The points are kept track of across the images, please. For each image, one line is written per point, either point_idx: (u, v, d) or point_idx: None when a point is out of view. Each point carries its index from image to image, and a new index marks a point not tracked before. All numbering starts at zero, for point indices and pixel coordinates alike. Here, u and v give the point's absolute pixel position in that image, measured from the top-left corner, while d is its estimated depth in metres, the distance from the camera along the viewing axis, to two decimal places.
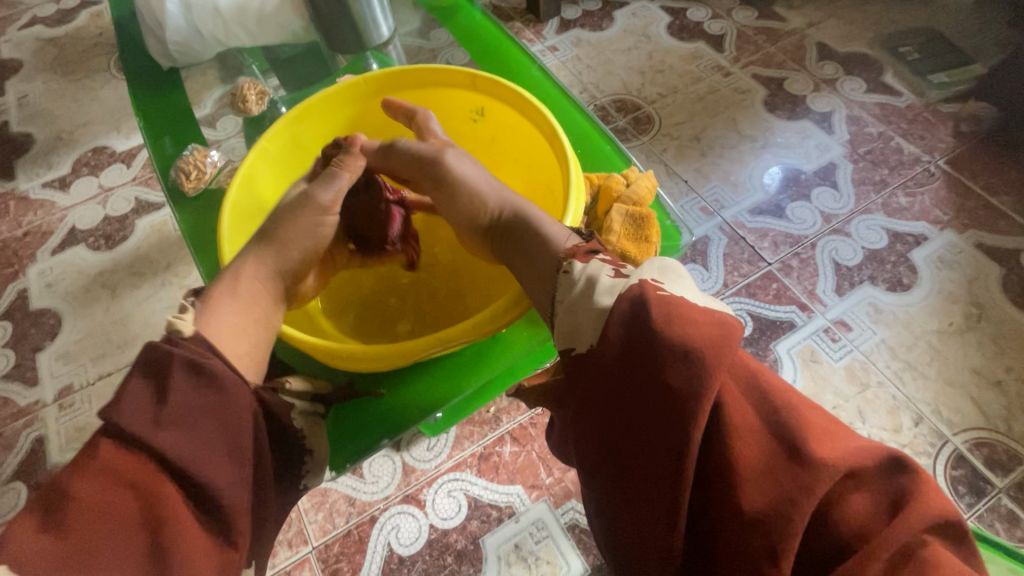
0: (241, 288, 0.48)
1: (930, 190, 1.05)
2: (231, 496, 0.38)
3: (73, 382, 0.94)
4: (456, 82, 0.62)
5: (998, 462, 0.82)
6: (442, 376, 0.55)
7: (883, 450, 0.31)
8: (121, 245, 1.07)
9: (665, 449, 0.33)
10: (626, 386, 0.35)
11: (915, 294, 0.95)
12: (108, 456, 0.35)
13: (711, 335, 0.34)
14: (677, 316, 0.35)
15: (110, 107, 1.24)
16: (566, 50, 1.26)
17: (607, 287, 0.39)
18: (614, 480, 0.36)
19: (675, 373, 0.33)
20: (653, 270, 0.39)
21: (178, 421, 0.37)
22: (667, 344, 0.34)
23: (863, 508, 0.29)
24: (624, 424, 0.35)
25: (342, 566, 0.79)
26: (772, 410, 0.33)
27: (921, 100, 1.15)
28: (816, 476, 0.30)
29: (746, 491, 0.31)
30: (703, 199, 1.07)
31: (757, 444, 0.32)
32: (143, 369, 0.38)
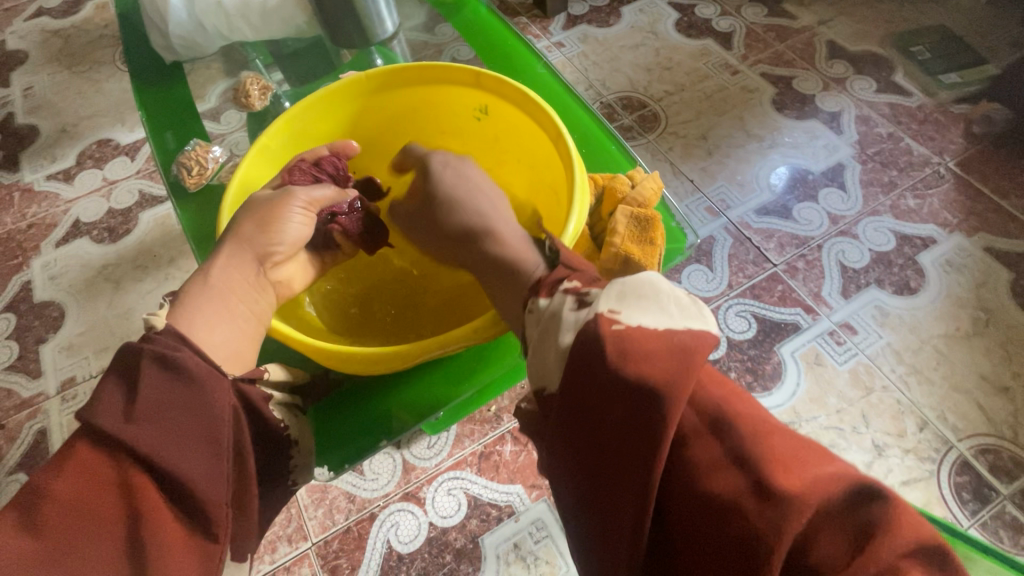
0: (217, 281, 0.48)
1: (939, 192, 1.04)
2: (208, 491, 0.37)
3: (76, 374, 0.94)
4: (460, 79, 0.61)
5: (1003, 469, 0.81)
6: (438, 377, 0.55)
7: (852, 476, 0.29)
8: (125, 238, 1.07)
9: (635, 486, 0.32)
10: (590, 421, 0.35)
11: (922, 297, 0.94)
12: (84, 455, 0.35)
13: (665, 365, 0.33)
14: (631, 349, 0.34)
15: (115, 99, 1.24)
16: (573, 46, 1.25)
17: (570, 323, 0.39)
18: (591, 512, 0.35)
19: (631, 409, 0.33)
20: (609, 300, 0.38)
21: (149, 417, 0.36)
22: (622, 379, 0.33)
23: (831, 544, 0.27)
24: (592, 459, 0.35)
25: (342, 562, 0.79)
26: (736, 442, 0.31)
27: (932, 101, 1.14)
28: (782, 514, 0.28)
29: (715, 527, 0.30)
30: (708, 199, 1.06)
31: (724, 478, 0.30)
32: (117, 369, 0.38)
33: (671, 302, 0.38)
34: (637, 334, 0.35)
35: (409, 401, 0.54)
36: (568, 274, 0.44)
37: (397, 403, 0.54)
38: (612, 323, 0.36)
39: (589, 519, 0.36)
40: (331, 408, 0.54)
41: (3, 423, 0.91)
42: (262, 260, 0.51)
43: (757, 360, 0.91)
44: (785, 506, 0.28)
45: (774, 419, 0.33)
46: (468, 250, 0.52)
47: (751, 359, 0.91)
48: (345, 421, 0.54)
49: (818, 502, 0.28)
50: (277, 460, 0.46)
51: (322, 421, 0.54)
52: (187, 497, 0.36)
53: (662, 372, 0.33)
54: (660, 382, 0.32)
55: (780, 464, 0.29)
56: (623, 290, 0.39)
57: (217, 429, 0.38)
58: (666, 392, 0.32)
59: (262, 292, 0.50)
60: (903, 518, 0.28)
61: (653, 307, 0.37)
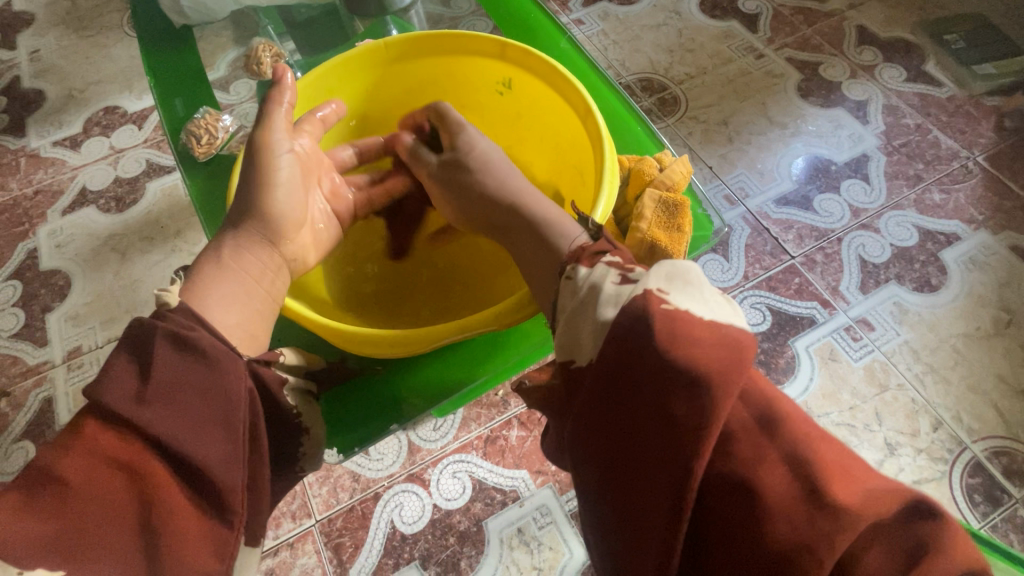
0: (228, 258, 0.46)
1: (966, 187, 1.01)
2: (224, 475, 0.35)
3: (82, 344, 0.94)
4: (484, 50, 0.58)
5: (1016, 472, 0.80)
6: (459, 360, 0.54)
7: (906, 492, 0.30)
8: (131, 208, 1.05)
9: (673, 481, 0.30)
10: (629, 409, 0.33)
11: (943, 295, 0.92)
12: (94, 435, 0.34)
13: (720, 360, 0.32)
14: (683, 334, 0.33)
15: (122, 66, 1.21)
16: (593, 24, 1.21)
17: (610, 298, 0.38)
18: (613, 501, 0.33)
19: (678, 402, 0.31)
20: (659, 279, 0.36)
21: (164, 398, 0.35)
22: (670, 364, 0.32)
23: (879, 560, 0.28)
24: (625, 446, 0.33)
25: (345, 541, 0.79)
26: (787, 443, 0.30)
27: (963, 92, 1.09)
28: (835, 523, 0.28)
29: (773, 526, 0.29)
30: (727, 187, 1.03)
31: (778, 477, 0.30)
32: (130, 347, 0.37)
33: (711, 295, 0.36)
34: (683, 317, 0.34)
35: (426, 384, 0.53)
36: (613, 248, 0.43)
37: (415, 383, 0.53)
38: (661, 302, 0.35)
39: (607, 509, 0.34)
40: (347, 391, 0.53)
41: (9, 390, 0.91)
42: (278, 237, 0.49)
43: (770, 354, 0.89)
44: (836, 515, 0.28)
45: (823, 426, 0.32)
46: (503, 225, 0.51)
47: (764, 352, 0.90)
48: (359, 404, 0.53)
49: (871, 515, 0.28)
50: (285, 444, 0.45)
51: (333, 405, 0.53)
52: (204, 481, 0.35)
53: (716, 361, 0.31)
54: (714, 373, 0.31)
55: (831, 474, 0.30)
56: (672, 273, 0.37)
57: (233, 413, 0.37)
58: (720, 384, 0.31)
59: (276, 272, 0.48)
60: (956, 537, 0.29)
61: (697, 296, 0.36)
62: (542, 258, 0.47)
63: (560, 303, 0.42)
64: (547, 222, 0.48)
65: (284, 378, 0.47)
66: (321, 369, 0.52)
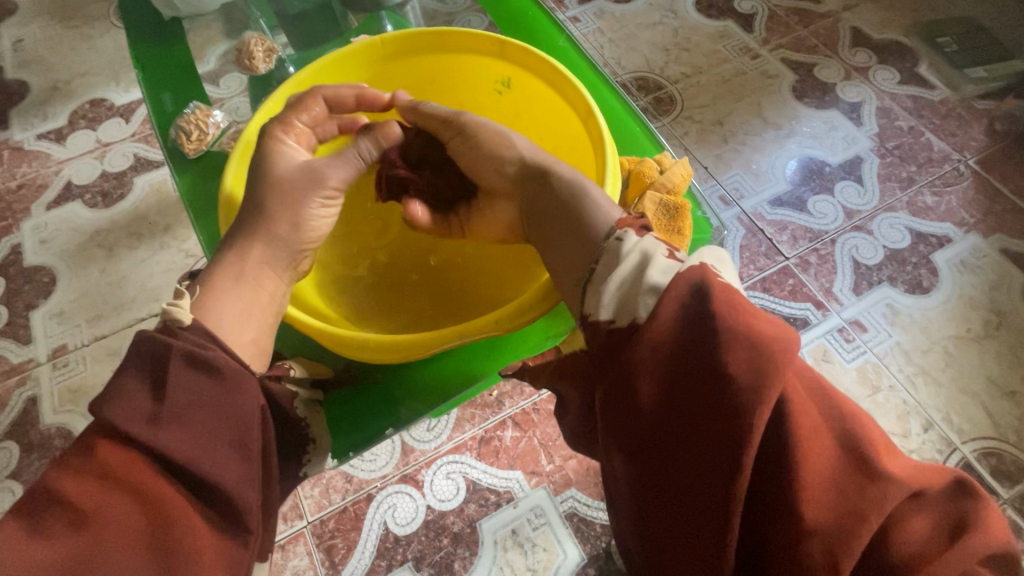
0: (247, 272, 0.45)
1: (957, 190, 1.01)
2: (242, 495, 0.35)
3: (67, 342, 0.92)
4: (483, 48, 0.58)
5: (1005, 473, 0.81)
6: (477, 350, 0.53)
7: (946, 473, 0.30)
8: (118, 204, 1.03)
9: (727, 443, 0.29)
10: (680, 372, 0.32)
11: (934, 297, 0.93)
12: (106, 457, 0.33)
13: (775, 330, 0.31)
14: (740, 305, 0.33)
15: (108, 57, 1.18)
16: (589, 21, 1.20)
17: (663, 267, 0.36)
18: (655, 468, 0.32)
19: (738, 360, 0.30)
20: (710, 257, 0.37)
21: (178, 418, 0.34)
22: (730, 328, 0.31)
23: (924, 529, 0.28)
24: (673, 409, 0.32)
25: (337, 542, 0.78)
26: (839, 415, 0.30)
27: (955, 95, 1.10)
28: (886, 493, 0.28)
29: (810, 498, 0.28)
30: (722, 187, 1.03)
31: (826, 448, 0.29)
32: (139, 362, 0.36)
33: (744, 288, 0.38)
34: (738, 292, 0.34)
35: (440, 373, 0.52)
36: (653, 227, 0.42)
37: (435, 365, 0.53)
38: (716, 275, 0.35)
39: (651, 478, 0.32)
40: (348, 392, 0.52)
41: None
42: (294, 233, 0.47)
43: None
44: (889, 483, 0.28)
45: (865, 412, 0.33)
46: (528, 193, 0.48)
47: None
48: (361, 403, 0.52)
49: (920, 488, 0.29)
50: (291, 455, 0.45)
51: (332, 404, 0.52)
52: (222, 502, 0.34)
53: (773, 329, 0.31)
54: (773, 337, 0.31)
55: (884, 447, 0.30)
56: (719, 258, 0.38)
57: (247, 432, 0.36)
58: (781, 349, 0.30)
59: (288, 284, 0.47)
60: (994, 516, 0.29)
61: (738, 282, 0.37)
62: (575, 222, 0.43)
63: (600, 264, 0.39)
64: (579, 183, 0.45)
65: (293, 390, 0.47)
66: (330, 379, 0.52)
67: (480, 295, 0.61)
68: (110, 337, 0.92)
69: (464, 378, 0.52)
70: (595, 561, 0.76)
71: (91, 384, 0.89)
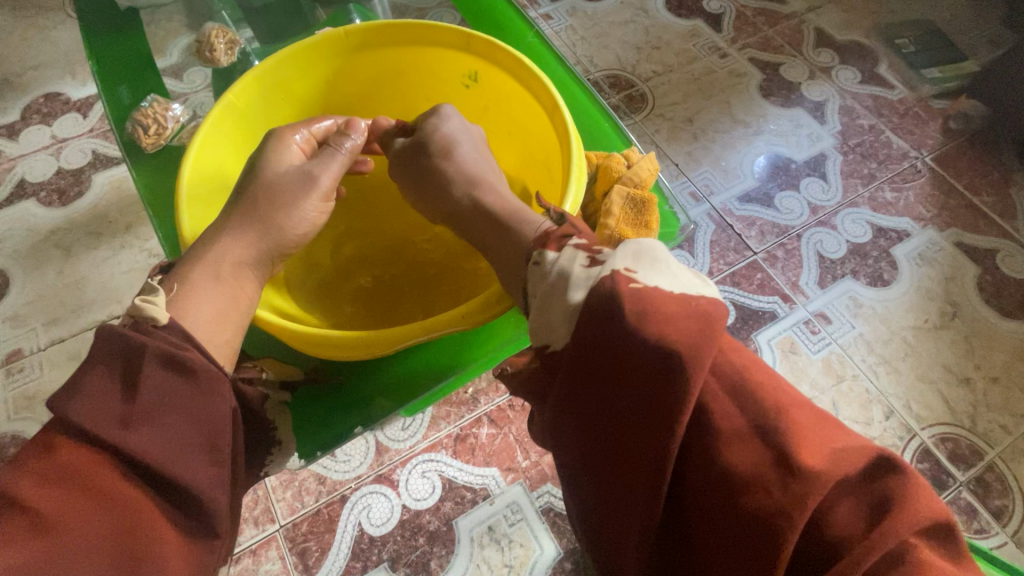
0: (228, 272, 0.43)
1: (915, 186, 1.05)
2: (214, 498, 0.34)
3: (22, 347, 0.88)
4: (449, 42, 0.57)
5: (961, 457, 0.84)
6: (441, 348, 0.53)
7: (866, 450, 0.29)
8: (75, 202, 0.99)
9: (654, 452, 0.30)
10: (604, 386, 0.32)
11: (895, 289, 0.96)
12: (69, 458, 0.30)
13: (688, 333, 0.30)
14: (655, 310, 0.31)
15: (64, 50, 1.13)
16: (561, 19, 1.21)
17: (580, 281, 0.35)
18: (600, 473, 0.33)
19: (651, 373, 0.30)
20: (625, 258, 0.34)
21: (150, 419, 0.32)
22: (643, 342, 0.30)
23: (846, 513, 0.28)
24: (604, 422, 0.32)
25: (311, 545, 0.77)
26: (759, 414, 0.30)
27: (913, 95, 1.14)
28: (807, 488, 0.27)
29: (740, 499, 0.29)
30: (693, 183, 1.05)
31: (749, 450, 0.29)
32: (109, 361, 0.33)
33: (682, 273, 0.35)
34: (654, 296, 0.32)
35: (406, 372, 0.52)
36: (577, 229, 0.40)
37: (396, 364, 0.52)
38: (629, 283, 0.33)
39: (590, 480, 0.34)
40: (319, 389, 0.51)
41: None
42: (265, 236, 0.46)
43: None
44: (810, 480, 0.27)
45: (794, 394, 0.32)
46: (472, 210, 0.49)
47: None
48: (329, 402, 0.51)
49: (838, 475, 0.28)
50: (253, 454, 0.45)
51: (302, 403, 0.51)
52: (193, 508, 0.33)
53: (685, 334, 0.30)
54: (682, 347, 0.30)
55: (800, 438, 0.29)
56: (639, 252, 0.35)
57: (221, 435, 0.35)
58: (693, 357, 0.30)
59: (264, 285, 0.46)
60: (918, 489, 0.28)
61: (666, 273, 0.34)
62: (506, 234, 0.45)
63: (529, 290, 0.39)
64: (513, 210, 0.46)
65: (265, 393, 0.47)
66: (300, 379, 0.50)
67: (441, 292, 0.61)
68: (69, 340, 0.89)
69: (430, 376, 0.52)
70: (571, 555, 0.77)
71: (48, 390, 0.85)
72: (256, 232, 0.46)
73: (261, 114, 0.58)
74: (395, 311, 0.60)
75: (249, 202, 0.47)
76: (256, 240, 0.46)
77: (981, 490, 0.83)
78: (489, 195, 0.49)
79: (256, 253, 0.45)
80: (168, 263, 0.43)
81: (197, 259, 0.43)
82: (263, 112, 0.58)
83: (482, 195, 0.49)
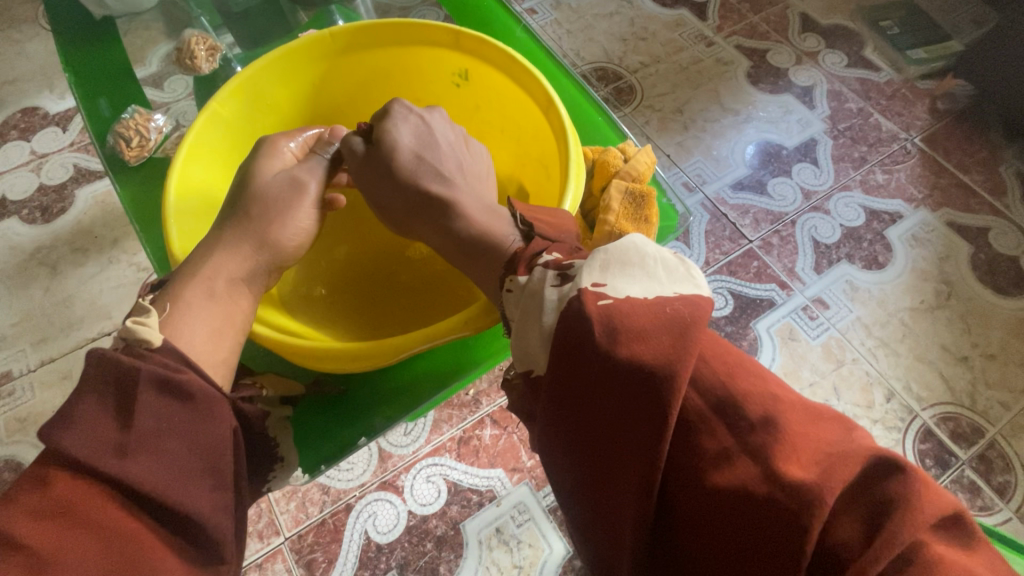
0: (221, 288, 0.42)
1: (905, 167, 1.06)
2: (217, 524, 0.33)
3: (11, 369, 0.86)
4: (438, 40, 0.56)
5: (962, 435, 0.85)
6: (436, 360, 0.52)
7: (861, 452, 0.28)
8: (59, 218, 0.97)
9: (642, 475, 0.29)
10: (587, 408, 0.31)
11: (890, 272, 0.96)
12: (63, 491, 0.29)
13: (664, 349, 0.29)
14: (625, 328, 0.30)
15: (40, 63, 1.11)
16: (545, 13, 1.20)
17: (553, 304, 0.34)
18: (592, 498, 0.32)
19: (631, 393, 0.29)
20: (593, 273, 0.34)
21: (149, 447, 0.31)
22: (616, 363, 0.30)
23: (845, 524, 0.26)
24: (590, 446, 0.31)
25: (317, 556, 0.76)
26: (746, 427, 0.28)
27: (899, 76, 1.15)
28: (802, 504, 0.26)
29: (730, 520, 0.27)
30: (685, 174, 1.05)
31: (737, 469, 0.28)
32: (103, 388, 0.32)
33: (657, 266, 0.35)
34: (626, 310, 0.31)
35: (406, 381, 0.51)
36: (548, 246, 0.39)
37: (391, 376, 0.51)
38: (598, 299, 0.32)
39: (582, 505, 0.33)
40: (318, 401, 0.50)
41: None
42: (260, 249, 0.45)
43: (734, 337, 0.91)
44: (802, 493, 0.26)
45: (782, 394, 0.30)
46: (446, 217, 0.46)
47: (728, 335, 0.91)
48: (329, 414, 0.50)
49: (832, 483, 0.26)
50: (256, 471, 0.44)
51: (303, 416, 0.50)
52: (194, 536, 0.32)
53: (661, 350, 0.29)
54: (659, 364, 0.29)
55: (789, 449, 0.28)
56: (607, 260, 0.35)
57: (222, 458, 0.34)
58: (667, 377, 0.29)
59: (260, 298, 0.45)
60: (921, 488, 0.27)
61: (638, 274, 0.34)
62: (482, 262, 0.43)
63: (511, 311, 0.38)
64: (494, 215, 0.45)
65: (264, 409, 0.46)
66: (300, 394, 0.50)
67: (432, 304, 0.60)
68: (59, 360, 0.87)
69: (425, 388, 0.51)
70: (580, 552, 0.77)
71: (40, 411, 0.83)
72: (252, 247, 0.45)
73: (247, 121, 0.56)
74: (385, 325, 0.59)
75: (241, 216, 0.46)
76: (252, 254, 0.45)
77: (984, 467, 0.83)
78: (457, 224, 0.45)
79: (252, 267, 0.44)
80: (159, 281, 0.42)
81: (189, 275, 0.42)
82: (248, 117, 0.56)
83: (451, 222, 0.46)
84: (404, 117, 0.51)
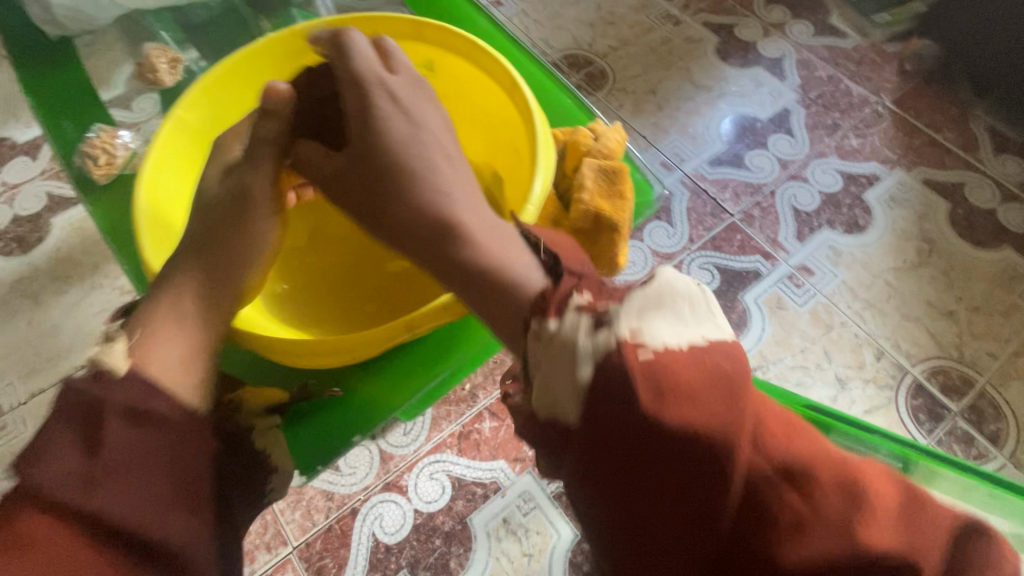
0: (189, 308, 0.42)
1: (878, 130, 1.07)
2: (195, 549, 0.34)
3: (1, 404, 0.85)
4: (399, 32, 0.55)
5: (953, 388, 0.86)
6: (428, 348, 0.52)
7: (914, 510, 0.29)
8: (36, 248, 0.96)
9: (704, 545, 0.29)
10: (639, 474, 0.30)
11: (871, 234, 0.98)
12: (31, 526, 0.29)
13: (722, 414, 0.29)
14: (675, 389, 0.30)
15: (3, 92, 1.09)
16: (512, 4, 1.19)
17: (585, 350, 0.33)
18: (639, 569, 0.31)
19: (691, 460, 0.29)
20: (629, 317, 0.33)
21: (117, 475, 0.32)
22: (672, 432, 0.29)
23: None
24: (643, 515, 0.30)
25: (327, 563, 0.76)
26: (811, 489, 0.28)
27: (866, 41, 1.16)
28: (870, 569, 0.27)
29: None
30: (663, 153, 1.05)
31: (803, 536, 0.27)
32: (69, 416, 0.33)
33: (682, 302, 0.35)
34: (670, 364, 0.31)
35: (399, 373, 0.51)
36: (576, 284, 0.37)
37: (383, 372, 0.51)
38: (639, 350, 0.32)
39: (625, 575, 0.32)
40: (312, 404, 0.50)
41: None
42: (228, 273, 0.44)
43: (722, 311, 0.92)
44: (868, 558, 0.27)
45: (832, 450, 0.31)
46: (438, 236, 0.41)
47: None
48: (327, 414, 0.50)
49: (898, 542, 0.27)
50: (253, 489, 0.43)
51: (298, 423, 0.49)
52: (171, 563, 0.32)
53: (718, 416, 0.29)
54: (719, 431, 0.29)
55: (866, 512, 0.28)
56: (644, 304, 0.34)
57: (194, 482, 0.35)
58: (727, 443, 0.29)
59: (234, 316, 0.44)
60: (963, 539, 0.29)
61: (669, 313, 0.34)
62: (483, 292, 0.39)
63: (529, 355, 0.36)
64: (486, 233, 0.40)
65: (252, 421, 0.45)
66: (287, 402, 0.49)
67: (412, 295, 0.60)
68: (49, 391, 0.86)
69: (420, 379, 0.51)
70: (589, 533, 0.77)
71: None
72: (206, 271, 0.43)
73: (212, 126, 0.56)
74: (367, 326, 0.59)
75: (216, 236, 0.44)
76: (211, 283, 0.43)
77: (976, 417, 0.85)
78: (459, 249, 0.40)
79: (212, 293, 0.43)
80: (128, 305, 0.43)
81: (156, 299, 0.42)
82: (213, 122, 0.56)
83: (455, 248, 0.40)
84: (390, 118, 0.45)
